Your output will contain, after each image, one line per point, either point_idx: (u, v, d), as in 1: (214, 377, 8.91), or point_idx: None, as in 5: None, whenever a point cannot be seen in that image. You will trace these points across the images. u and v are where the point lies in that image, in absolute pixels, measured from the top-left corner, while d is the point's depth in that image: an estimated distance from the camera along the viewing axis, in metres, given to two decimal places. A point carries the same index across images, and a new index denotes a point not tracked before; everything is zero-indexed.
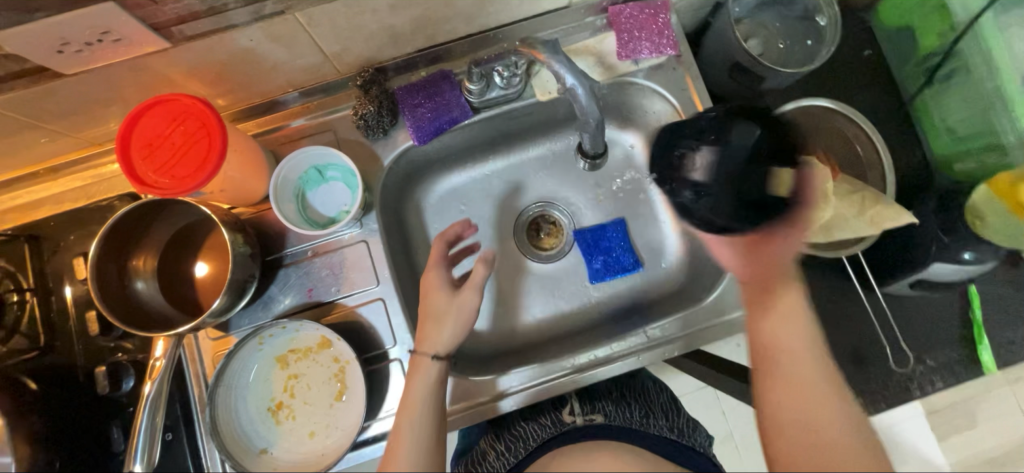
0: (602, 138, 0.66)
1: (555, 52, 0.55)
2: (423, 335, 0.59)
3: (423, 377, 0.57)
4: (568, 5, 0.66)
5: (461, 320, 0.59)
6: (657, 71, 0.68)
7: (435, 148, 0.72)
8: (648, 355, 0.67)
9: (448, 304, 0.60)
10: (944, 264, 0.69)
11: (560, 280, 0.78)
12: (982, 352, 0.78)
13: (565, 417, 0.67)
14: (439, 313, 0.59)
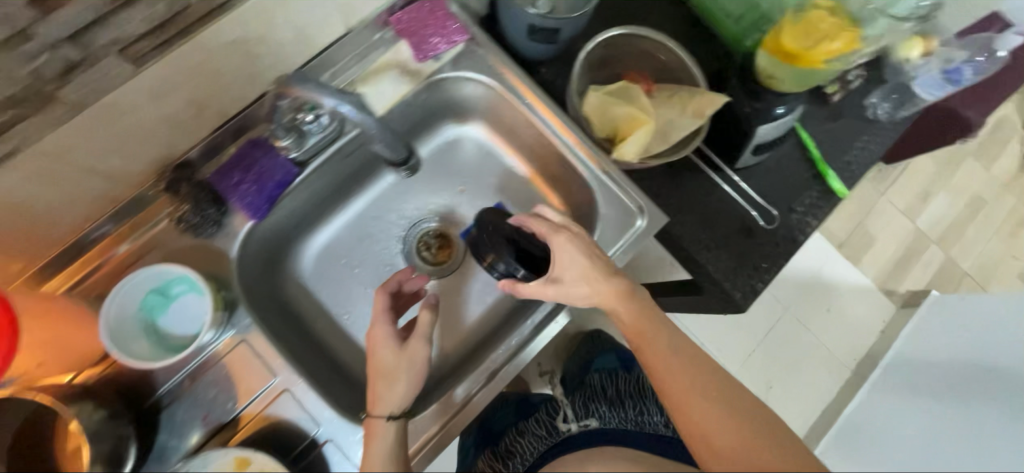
0: (398, 143, 0.63)
1: (306, 80, 0.51)
2: (376, 394, 0.57)
3: (381, 443, 0.55)
4: (348, 30, 0.64)
5: (414, 365, 0.58)
6: (461, 60, 0.69)
7: (282, 217, 0.68)
8: (569, 312, 0.68)
9: (395, 358, 0.58)
10: (765, 127, 0.76)
11: (467, 284, 0.79)
12: (831, 180, 0.91)
13: (559, 426, 0.96)
14: (389, 371, 0.58)
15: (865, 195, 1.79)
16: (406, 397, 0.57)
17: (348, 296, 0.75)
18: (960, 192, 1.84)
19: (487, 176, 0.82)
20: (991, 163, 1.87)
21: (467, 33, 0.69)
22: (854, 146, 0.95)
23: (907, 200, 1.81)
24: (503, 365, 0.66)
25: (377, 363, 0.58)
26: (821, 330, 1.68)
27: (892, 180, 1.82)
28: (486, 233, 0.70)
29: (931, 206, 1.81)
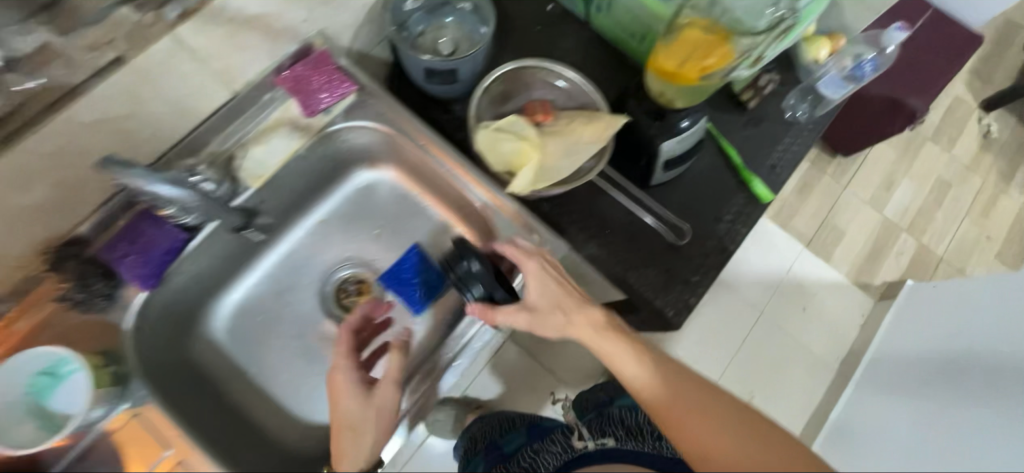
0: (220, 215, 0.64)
1: (128, 167, 0.49)
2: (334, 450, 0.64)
3: None
4: (234, 94, 0.66)
5: (386, 423, 0.63)
6: (353, 111, 0.71)
7: (186, 280, 0.68)
8: (465, 357, 0.70)
9: (362, 417, 0.63)
10: (669, 142, 0.77)
11: (387, 330, 0.78)
12: (754, 184, 0.91)
13: (575, 443, 0.85)
14: (354, 424, 0.62)
15: (829, 189, 1.79)
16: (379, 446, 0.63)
17: (266, 351, 0.75)
18: (924, 177, 1.83)
19: (400, 218, 0.81)
20: (952, 145, 1.87)
21: (355, 84, 0.70)
22: (775, 150, 0.95)
23: (872, 190, 1.80)
24: (406, 413, 0.66)
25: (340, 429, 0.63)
26: (799, 330, 1.65)
27: (855, 172, 1.81)
28: (487, 274, 0.66)
29: (896, 194, 1.80)
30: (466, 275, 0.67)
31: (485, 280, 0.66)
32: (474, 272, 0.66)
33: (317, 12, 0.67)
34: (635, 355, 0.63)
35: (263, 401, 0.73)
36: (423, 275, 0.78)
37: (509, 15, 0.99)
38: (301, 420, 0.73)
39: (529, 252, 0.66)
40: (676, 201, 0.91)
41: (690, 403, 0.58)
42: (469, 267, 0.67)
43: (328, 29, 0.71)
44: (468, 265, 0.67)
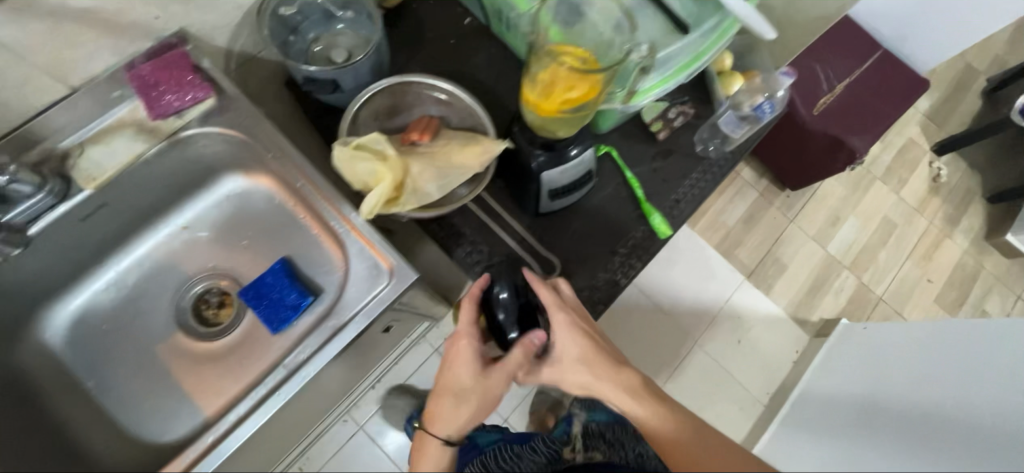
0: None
1: None
2: (441, 414, 0.66)
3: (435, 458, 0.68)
4: (73, 91, 0.63)
5: (461, 418, 0.65)
6: (209, 117, 0.67)
7: (14, 281, 0.64)
8: (290, 387, 0.61)
9: (453, 391, 0.66)
10: (550, 172, 0.74)
11: (241, 348, 0.74)
12: (651, 216, 0.89)
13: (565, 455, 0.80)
14: (457, 393, 0.65)
15: (775, 222, 1.72)
16: (463, 426, 0.66)
17: (106, 361, 0.71)
18: (870, 216, 1.76)
19: (270, 228, 0.77)
20: (900, 187, 1.80)
21: (214, 89, 0.67)
22: (682, 185, 0.93)
23: (817, 226, 1.74)
24: (213, 446, 0.60)
25: (435, 396, 0.67)
26: (734, 364, 1.58)
27: (802, 206, 1.74)
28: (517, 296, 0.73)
29: (840, 231, 1.74)
30: (514, 291, 0.74)
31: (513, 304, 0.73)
32: (510, 290, 0.74)
33: (170, 10, 0.63)
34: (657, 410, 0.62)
35: (91, 417, 0.69)
36: (282, 291, 0.72)
37: (422, 26, 0.95)
38: (131, 438, 0.69)
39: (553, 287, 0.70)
40: (572, 230, 0.87)
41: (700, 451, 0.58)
42: (503, 295, 0.73)
43: (191, 29, 0.67)
44: (517, 288, 0.74)
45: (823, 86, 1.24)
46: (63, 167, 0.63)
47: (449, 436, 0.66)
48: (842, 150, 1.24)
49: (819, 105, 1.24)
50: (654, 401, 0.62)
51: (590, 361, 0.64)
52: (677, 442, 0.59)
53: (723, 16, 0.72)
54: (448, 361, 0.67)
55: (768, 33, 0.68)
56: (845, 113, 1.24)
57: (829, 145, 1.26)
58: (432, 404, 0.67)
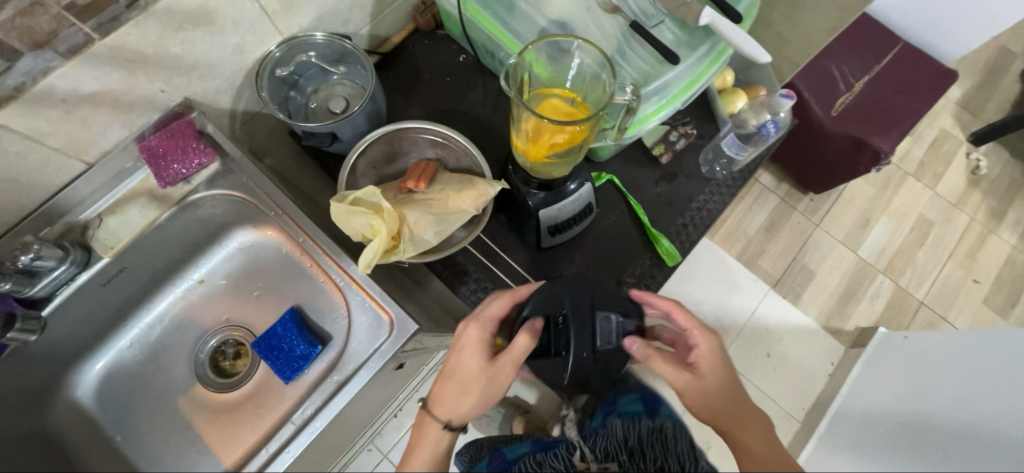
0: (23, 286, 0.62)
1: None
2: (444, 400, 0.64)
3: (429, 442, 0.65)
4: (91, 166, 0.66)
5: (458, 407, 0.64)
6: (216, 179, 0.71)
7: (52, 343, 0.68)
8: (299, 443, 0.62)
9: (457, 376, 0.64)
10: (545, 210, 0.75)
11: (256, 398, 0.76)
12: (659, 242, 0.86)
13: (579, 462, 0.70)
14: (460, 381, 0.63)
15: (799, 227, 1.62)
16: (462, 418, 0.64)
17: (131, 416, 0.74)
18: (903, 214, 1.64)
19: (279, 278, 0.78)
20: (936, 182, 1.67)
21: (218, 153, 0.71)
22: (690, 208, 0.90)
23: (846, 229, 1.63)
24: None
25: (439, 380, 0.66)
26: (764, 381, 1.48)
27: (828, 208, 1.64)
28: (589, 330, 0.63)
29: (873, 233, 1.62)
30: (586, 331, 0.63)
31: (578, 342, 0.63)
32: (579, 327, 0.63)
33: (175, 82, 0.66)
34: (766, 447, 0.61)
35: (116, 470, 0.71)
36: (293, 343, 0.73)
37: (418, 66, 0.96)
38: None
39: (646, 353, 0.62)
40: (577, 262, 0.85)
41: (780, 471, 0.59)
42: (563, 317, 0.64)
43: (197, 97, 0.70)
44: (595, 323, 0.64)
45: (841, 85, 1.17)
46: (83, 237, 0.67)
47: (444, 422, 0.64)
48: (864, 152, 1.16)
49: (837, 106, 1.16)
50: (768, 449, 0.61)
51: (720, 403, 0.62)
52: (763, 462, 0.60)
53: (714, 42, 0.70)
54: (453, 346, 0.65)
55: (762, 57, 0.67)
56: (867, 113, 1.15)
57: (850, 147, 1.18)
58: (436, 387, 0.66)
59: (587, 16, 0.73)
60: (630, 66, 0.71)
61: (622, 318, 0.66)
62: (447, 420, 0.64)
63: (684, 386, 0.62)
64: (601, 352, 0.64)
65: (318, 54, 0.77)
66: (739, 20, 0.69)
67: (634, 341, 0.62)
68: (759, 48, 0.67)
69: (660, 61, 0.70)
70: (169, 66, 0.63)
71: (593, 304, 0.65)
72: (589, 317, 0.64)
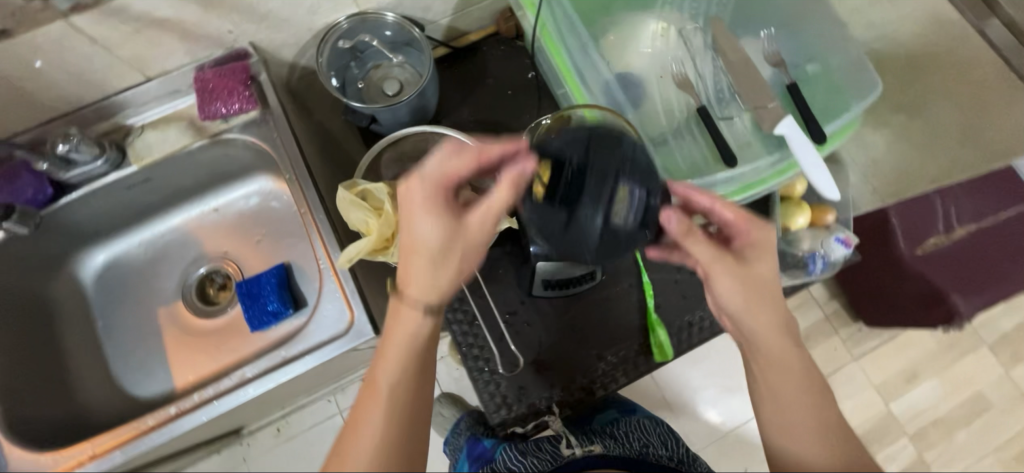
0: (66, 171, 0.68)
1: None
2: (418, 276, 0.51)
3: (401, 332, 0.52)
4: (149, 79, 0.70)
5: (445, 275, 0.51)
6: (250, 125, 0.73)
7: (72, 225, 0.74)
8: (233, 396, 0.64)
9: (430, 244, 0.50)
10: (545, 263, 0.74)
11: (222, 333, 0.79)
12: (656, 332, 0.79)
13: (562, 451, 0.78)
14: (438, 252, 0.50)
15: (833, 354, 1.35)
16: (448, 288, 0.52)
17: (115, 307, 0.79)
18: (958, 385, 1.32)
19: (282, 231, 0.81)
20: (1014, 363, 1.32)
21: (261, 103, 0.73)
22: (703, 308, 0.81)
23: (886, 376, 1.34)
24: (151, 429, 0.64)
25: (407, 254, 0.51)
26: None
27: (875, 347, 1.35)
28: (602, 198, 0.51)
29: (913, 391, 1.32)
30: (600, 197, 0.51)
31: (587, 211, 0.51)
32: (592, 183, 0.51)
33: (244, 26, 0.67)
34: (806, 395, 0.52)
35: (87, 350, 0.76)
36: (268, 298, 0.74)
37: (487, 69, 0.91)
38: (114, 381, 0.76)
39: (686, 229, 0.51)
40: (564, 319, 0.79)
41: (813, 437, 0.51)
42: (574, 173, 0.52)
43: (261, 43, 0.72)
44: (612, 192, 0.52)
45: (940, 224, 0.91)
46: (123, 140, 0.72)
47: (426, 301, 0.51)
48: (934, 308, 0.94)
49: (926, 245, 0.93)
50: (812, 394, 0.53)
51: (756, 305, 0.53)
52: (782, 367, 0.53)
53: (782, 155, 0.63)
54: (406, 210, 0.51)
55: (828, 193, 0.60)
56: (964, 267, 0.91)
57: (924, 296, 0.95)
58: (405, 261, 0.51)
59: (659, 83, 0.69)
60: (681, 152, 0.66)
61: (642, 193, 0.52)
62: (433, 296, 0.51)
63: (716, 265, 0.52)
64: (612, 231, 0.52)
65: (393, 34, 0.78)
66: (820, 142, 0.61)
67: (672, 213, 0.50)
68: (829, 183, 0.60)
69: (714, 157, 0.64)
70: (241, 12, 0.65)
71: (615, 168, 0.52)
72: (604, 181, 0.51)
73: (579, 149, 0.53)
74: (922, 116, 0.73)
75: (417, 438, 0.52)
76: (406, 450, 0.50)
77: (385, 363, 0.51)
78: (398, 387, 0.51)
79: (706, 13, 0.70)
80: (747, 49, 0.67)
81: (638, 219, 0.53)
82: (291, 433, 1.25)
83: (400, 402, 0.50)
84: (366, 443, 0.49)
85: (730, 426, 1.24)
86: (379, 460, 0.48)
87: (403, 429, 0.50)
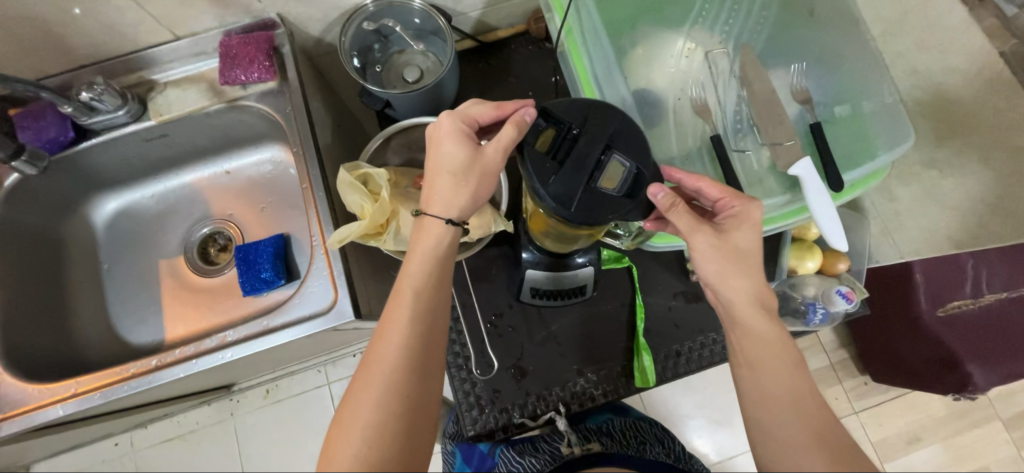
0: (86, 116, 0.70)
1: None
2: (438, 195, 0.53)
3: (428, 242, 0.53)
4: (177, 39, 0.71)
5: (463, 196, 0.53)
6: (267, 95, 0.74)
7: (92, 169, 0.77)
8: (213, 356, 0.66)
9: (451, 166, 0.53)
10: (537, 271, 0.72)
11: (216, 292, 0.81)
12: (642, 357, 0.77)
13: (560, 448, 0.77)
14: (457, 174, 0.53)
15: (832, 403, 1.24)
16: (467, 208, 0.54)
17: (122, 253, 0.83)
18: (965, 457, 1.22)
19: (287, 202, 0.83)
20: None
21: (279, 75, 0.74)
22: (693, 339, 0.79)
23: (886, 434, 1.24)
24: (131, 377, 0.66)
25: (429, 176, 0.54)
26: None
27: (880, 403, 1.24)
28: (587, 165, 0.49)
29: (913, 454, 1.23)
30: (589, 161, 0.49)
31: (573, 177, 0.49)
32: (585, 145, 0.49)
33: None
34: (787, 371, 0.50)
35: (90, 291, 0.80)
36: (261, 266, 0.75)
37: (511, 67, 0.90)
38: (110, 323, 0.80)
39: (670, 203, 0.50)
40: (549, 329, 0.78)
41: (795, 416, 0.47)
42: (568, 134, 0.51)
43: (289, 16, 0.72)
44: (602, 158, 0.49)
45: (967, 289, 0.82)
46: (145, 94, 0.74)
47: (443, 218, 0.53)
48: (947, 374, 0.89)
49: (948, 307, 0.87)
50: (794, 368, 0.50)
51: (730, 271, 0.52)
52: (756, 337, 0.51)
53: (793, 196, 0.61)
54: (434, 137, 0.55)
55: (837, 243, 0.57)
56: (984, 336, 0.85)
57: (936, 361, 0.90)
58: (426, 182, 0.54)
59: (676, 105, 0.67)
60: None
61: (629, 163, 0.50)
62: (452, 212, 0.53)
63: (693, 227, 0.52)
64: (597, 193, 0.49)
65: (421, 22, 0.77)
66: (838, 190, 0.58)
67: (659, 188, 0.49)
68: (838, 232, 0.57)
69: None
70: None
71: (607, 137, 0.50)
72: (594, 148, 0.49)
73: (579, 118, 0.51)
74: (960, 174, 0.68)
75: (439, 344, 0.51)
76: (428, 357, 0.50)
77: (411, 269, 0.52)
78: (423, 291, 0.51)
79: (737, 38, 0.67)
80: (775, 82, 0.65)
81: (626, 190, 0.49)
82: (279, 397, 1.28)
83: (424, 304, 0.51)
84: (392, 339, 0.49)
85: (717, 458, 1.21)
86: (404, 355, 0.48)
87: (426, 333, 0.50)
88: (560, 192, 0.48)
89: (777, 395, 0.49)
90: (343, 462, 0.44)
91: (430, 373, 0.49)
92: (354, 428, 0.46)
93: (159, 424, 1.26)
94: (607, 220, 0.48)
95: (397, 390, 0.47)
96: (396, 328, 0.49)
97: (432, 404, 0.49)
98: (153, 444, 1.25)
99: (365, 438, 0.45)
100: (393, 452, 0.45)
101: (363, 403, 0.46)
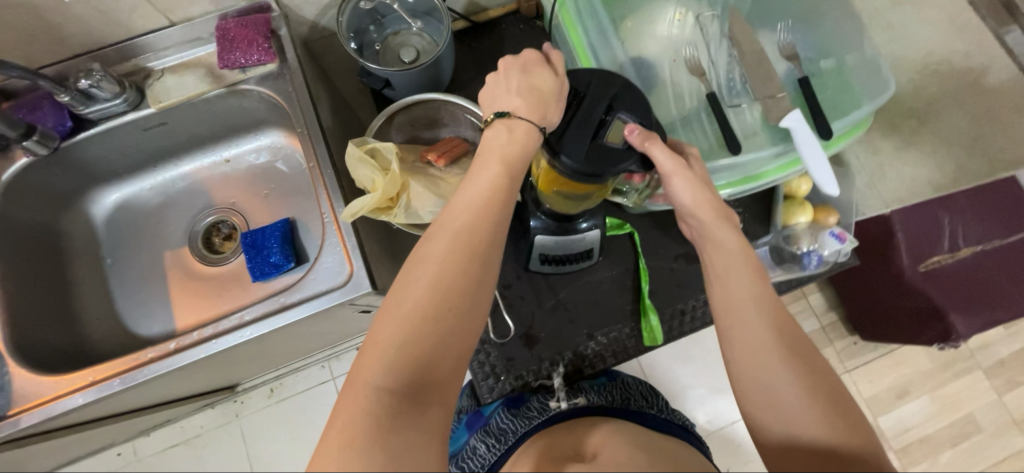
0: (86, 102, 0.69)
1: None
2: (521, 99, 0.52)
3: (494, 138, 0.51)
4: (172, 24, 0.71)
5: (546, 94, 0.52)
6: (266, 79, 0.75)
7: (92, 157, 0.76)
8: (229, 337, 0.66)
9: (525, 80, 0.53)
10: (545, 237, 0.74)
11: (222, 281, 0.81)
12: (648, 317, 0.80)
13: (550, 404, 0.73)
14: (536, 83, 0.53)
15: None
16: (553, 104, 0.52)
17: (125, 247, 0.82)
18: (951, 406, 1.27)
19: (291, 188, 0.83)
20: (1009, 387, 1.27)
21: (278, 57, 0.74)
22: (696, 297, 0.82)
23: (877, 390, 1.29)
24: (149, 362, 0.66)
25: (502, 91, 0.54)
26: None
27: (869, 361, 1.30)
28: (592, 121, 0.51)
29: (903, 407, 1.28)
30: (593, 118, 0.51)
31: (580, 131, 0.51)
32: (589, 105, 0.52)
33: None
34: (745, 285, 0.52)
35: (94, 287, 0.79)
36: (271, 250, 0.75)
37: (504, 45, 0.91)
38: (118, 319, 0.79)
39: (647, 140, 0.51)
40: (559, 295, 0.81)
41: (762, 322, 0.49)
42: (577, 96, 0.54)
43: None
44: (606, 117, 0.52)
45: (945, 242, 0.86)
46: (142, 82, 0.74)
47: (529, 119, 0.51)
48: (930, 324, 0.91)
49: (929, 263, 0.89)
50: (751, 274, 0.53)
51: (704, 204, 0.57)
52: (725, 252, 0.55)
53: (784, 148, 0.64)
54: (497, 81, 0.55)
55: (828, 187, 0.58)
56: (962, 287, 0.87)
57: (920, 313, 0.93)
58: (498, 95, 0.54)
59: (671, 67, 0.70)
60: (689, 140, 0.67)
61: (629, 118, 0.52)
62: (533, 114, 0.51)
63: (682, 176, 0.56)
64: (603, 146, 0.50)
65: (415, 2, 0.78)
66: (826, 137, 0.61)
67: (633, 126, 0.51)
68: (830, 179, 0.58)
69: (720, 143, 0.66)
70: None
71: (610, 95, 0.53)
72: (601, 103, 0.52)
73: (583, 82, 0.54)
74: None
75: (496, 253, 0.47)
76: (494, 235, 0.47)
77: (475, 184, 0.49)
78: (485, 207, 0.47)
79: (725, 2, 0.70)
80: (762, 41, 0.68)
81: (630, 144, 0.51)
82: (284, 395, 1.28)
83: (500, 183, 0.49)
84: (449, 246, 0.45)
85: (715, 426, 1.24)
86: (461, 264, 0.44)
87: (497, 207, 0.48)
88: (569, 151, 0.50)
89: (734, 296, 0.51)
90: (380, 362, 0.40)
91: (481, 292, 0.45)
92: (411, 287, 0.44)
93: (162, 431, 1.24)
94: (613, 172, 0.50)
95: (462, 252, 0.45)
96: (453, 236, 0.45)
97: (477, 323, 0.45)
98: (156, 452, 1.23)
99: (425, 286, 0.43)
100: (432, 363, 0.41)
101: (430, 254, 0.45)
